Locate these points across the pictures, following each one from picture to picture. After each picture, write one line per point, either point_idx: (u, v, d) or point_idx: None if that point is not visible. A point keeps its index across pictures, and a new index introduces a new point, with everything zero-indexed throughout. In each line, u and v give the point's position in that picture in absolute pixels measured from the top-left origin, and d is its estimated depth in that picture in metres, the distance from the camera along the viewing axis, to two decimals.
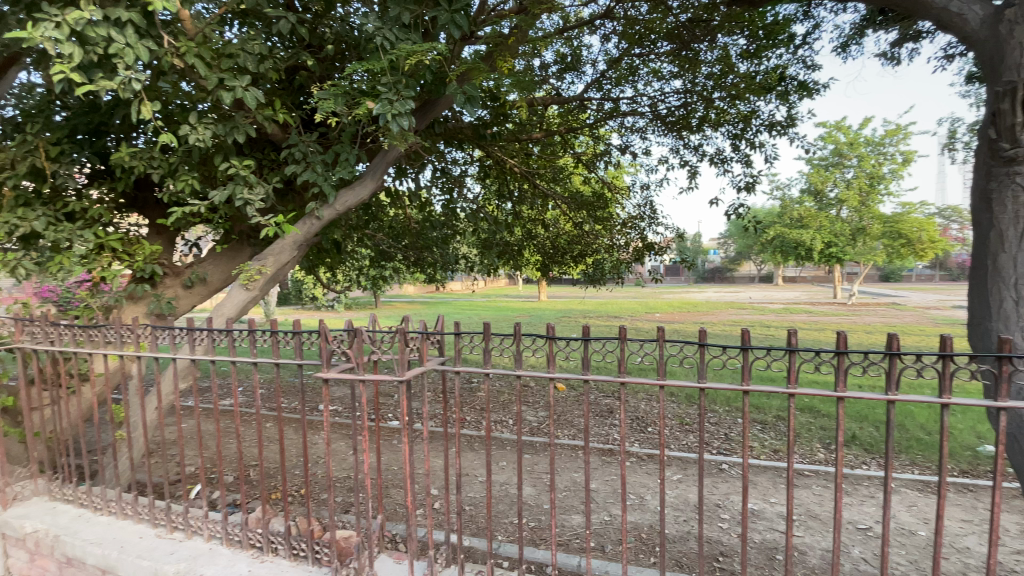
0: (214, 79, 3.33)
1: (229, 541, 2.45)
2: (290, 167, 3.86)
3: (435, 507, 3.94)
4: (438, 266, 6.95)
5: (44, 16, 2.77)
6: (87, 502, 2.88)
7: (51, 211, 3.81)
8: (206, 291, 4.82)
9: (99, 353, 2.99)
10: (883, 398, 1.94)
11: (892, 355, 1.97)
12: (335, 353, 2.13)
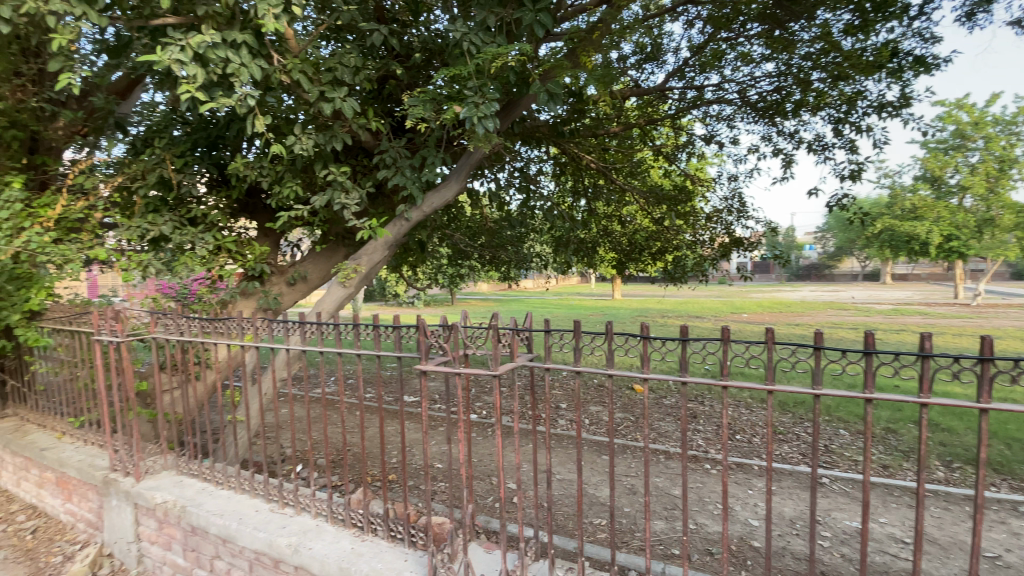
0: (315, 92, 3.60)
1: (334, 519, 2.62)
2: (380, 172, 4.10)
3: (516, 502, 3.99)
4: (513, 264, 7.04)
5: (172, 42, 3.10)
6: (210, 477, 3.08)
7: (176, 217, 4.35)
8: (307, 288, 5.24)
9: (221, 343, 3.30)
10: (975, 406, 1.69)
11: (983, 360, 1.72)
12: (432, 347, 2.23)
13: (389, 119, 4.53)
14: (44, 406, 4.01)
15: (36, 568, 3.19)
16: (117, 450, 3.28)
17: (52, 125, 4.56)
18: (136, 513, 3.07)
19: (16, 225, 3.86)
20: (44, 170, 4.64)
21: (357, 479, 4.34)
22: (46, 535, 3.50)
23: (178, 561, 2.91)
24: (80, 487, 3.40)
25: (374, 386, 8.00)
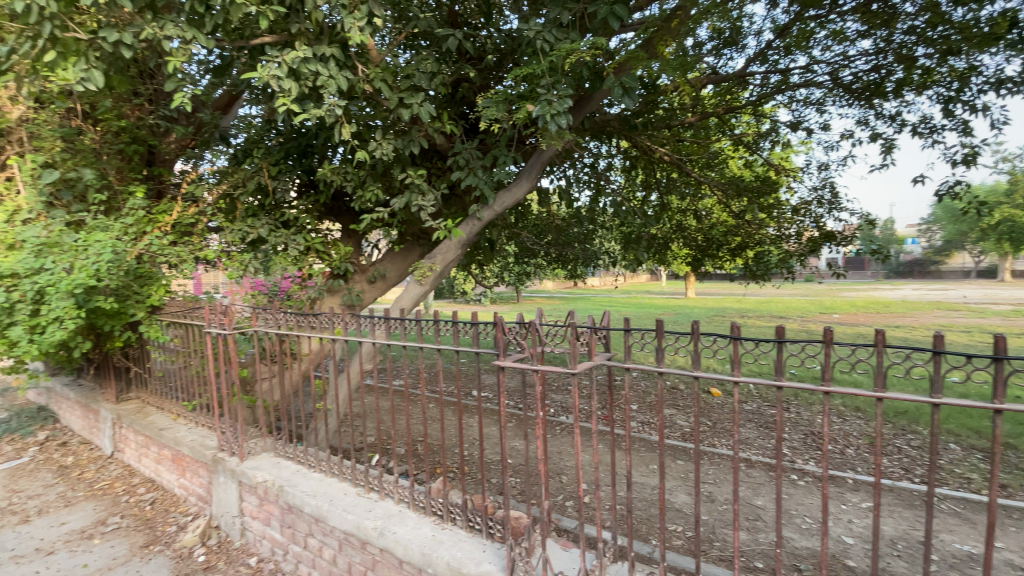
0: (395, 99, 3.78)
1: (415, 507, 2.72)
2: (454, 173, 4.23)
3: (586, 502, 3.97)
4: (580, 262, 6.98)
5: (270, 59, 3.36)
6: (304, 460, 3.30)
7: (272, 221, 4.74)
8: (386, 286, 5.53)
9: (311, 336, 3.53)
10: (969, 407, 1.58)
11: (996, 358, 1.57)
12: (511, 345, 2.24)
13: (462, 121, 4.65)
14: (161, 391, 4.48)
15: (154, 536, 3.52)
16: (224, 432, 3.62)
17: (166, 140, 5.10)
18: (240, 490, 3.34)
19: (140, 229, 4.36)
20: (159, 180, 5.20)
21: (432, 469, 4.52)
22: (162, 506, 3.89)
23: (276, 537, 3.12)
24: (192, 464, 3.77)
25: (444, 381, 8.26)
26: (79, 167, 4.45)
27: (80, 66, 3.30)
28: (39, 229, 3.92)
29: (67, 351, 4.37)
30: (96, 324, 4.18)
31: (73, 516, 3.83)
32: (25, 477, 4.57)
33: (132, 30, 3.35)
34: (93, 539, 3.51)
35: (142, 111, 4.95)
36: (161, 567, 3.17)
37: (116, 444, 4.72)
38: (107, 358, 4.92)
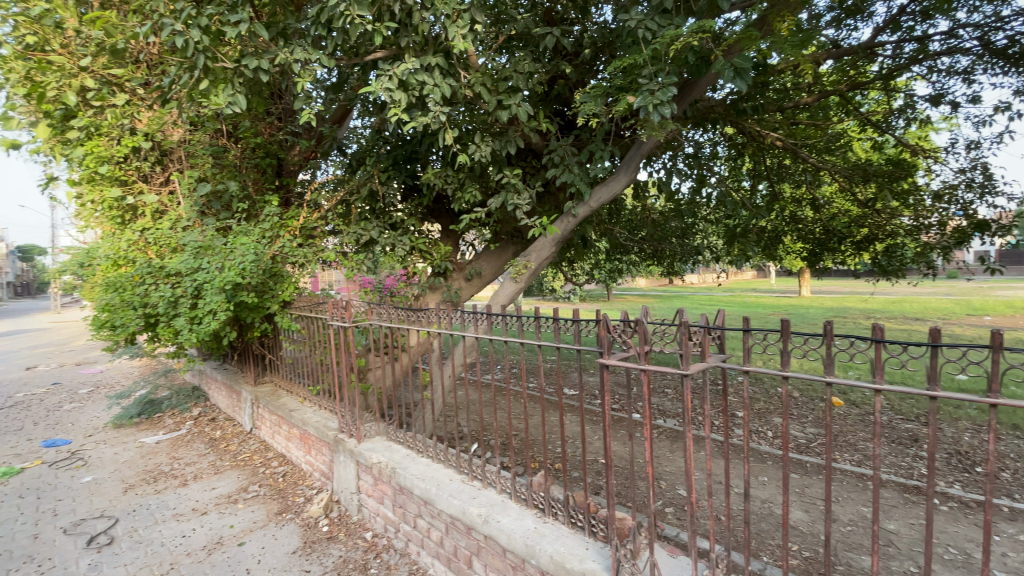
0: (494, 101, 3.88)
1: (517, 498, 2.78)
2: (549, 171, 4.25)
3: (687, 510, 3.81)
4: (677, 258, 6.67)
5: (383, 72, 3.61)
6: (412, 446, 3.51)
7: (382, 223, 5.12)
8: (482, 283, 5.68)
9: (417, 329, 3.72)
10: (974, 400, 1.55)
11: (996, 351, 1.56)
12: (615, 343, 2.20)
13: (557, 118, 4.66)
14: (290, 376, 5.04)
15: (286, 505, 3.96)
16: (343, 415, 3.97)
17: (292, 152, 5.70)
18: (357, 469, 3.64)
19: (273, 233, 4.92)
20: (287, 188, 5.83)
21: (528, 464, 4.60)
22: (291, 480, 4.38)
23: (389, 515, 3.35)
24: (316, 443, 4.20)
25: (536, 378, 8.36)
26: (224, 180, 5.13)
27: (228, 93, 3.80)
28: (196, 234, 4.59)
29: (217, 340, 5.07)
30: (241, 316, 4.79)
31: (221, 483, 4.44)
32: (186, 446, 5.39)
33: (268, 56, 3.78)
34: (238, 503, 4.04)
35: (273, 129, 5.58)
36: (292, 533, 3.55)
37: (254, 422, 5.39)
38: (247, 346, 5.64)
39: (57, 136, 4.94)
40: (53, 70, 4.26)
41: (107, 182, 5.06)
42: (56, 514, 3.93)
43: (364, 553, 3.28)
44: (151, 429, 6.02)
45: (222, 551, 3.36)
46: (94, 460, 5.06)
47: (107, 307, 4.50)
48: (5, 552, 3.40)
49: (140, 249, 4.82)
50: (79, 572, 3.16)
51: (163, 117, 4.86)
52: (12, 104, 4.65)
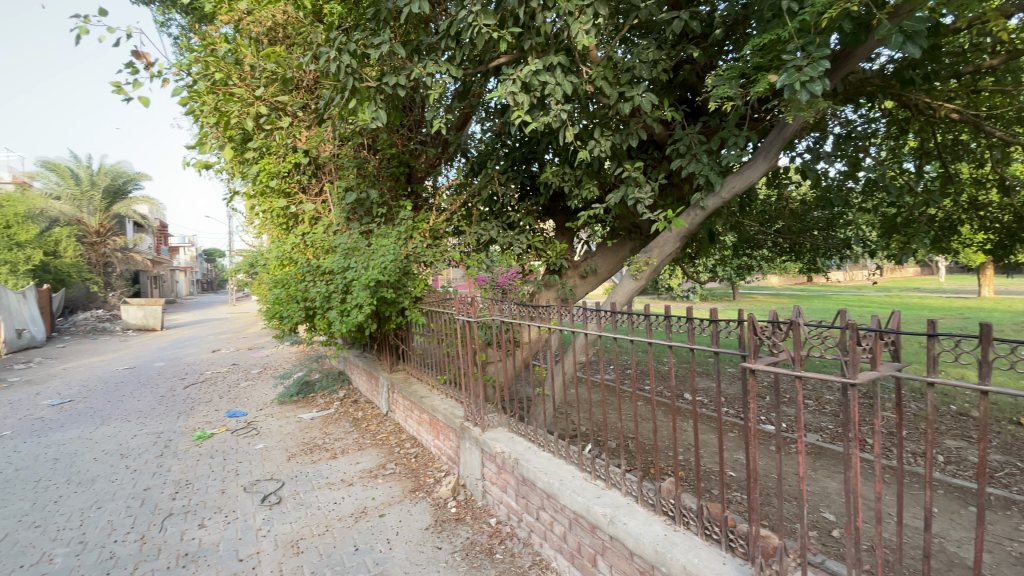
0: (616, 94, 3.79)
1: (644, 501, 2.69)
2: (674, 162, 4.05)
3: (834, 536, 3.40)
4: (819, 253, 6.20)
5: (507, 75, 3.72)
6: (534, 439, 3.57)
7: (500, 223, 5.39)
8: (597, 281, 5.59)
9: (534, 324, 3.75)
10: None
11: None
12: (762, 346, 2.03)
13: (682, 106, 4.42)
14: (420, 365, 5.46)
15: (419, 484, 4.31)
16: (469, 405, 4.19)
17: (420, 160, 6.16)
18: (482, 457, 3.81)
19: (407, 234, 5.36)
20: (416, 193, 6.32)
21: (647, 468, 4.46)
22: (422, 461, 4.75)
23: (512, 504, 3.45)
24: (444, 429, 4.49)
25: (653, 380, 8.08)
26: (365, 188, 5.70)
27: (371, 109, 4.22)
28: (344, 237, 5.17)
29: (360, 331, 5.69)
30: (381, 311, 5.28)
31: (364, 458, 4.97)
32: (335, 423, 6.13)
33: (404, 73, 4.12)
34: (378, 478, 4.48)
35: (405, 139, 6.07)
36: (425, 511, 3.84)
37: (389, 406, 5.96)
38: (384, 337, 6.24)
39: (239, 157, 5.90)
40: (236, 102, 5.08)
41: (275, 194, 5.92)
42: (239, 473, 4.70)
43: (490, 538, 3.43)
44: (307, 407, 6.95)
45: (366, 520, 3.74)
46: (265, 430, 5.97)
47: (276, 301, 5.27)
48: (205, 500, 4.15)
49: (299, 251, 5.56)
50: (257, 523, 3.74)
51: (319, 134, 5.53)
52: (208, 133, 5.65)
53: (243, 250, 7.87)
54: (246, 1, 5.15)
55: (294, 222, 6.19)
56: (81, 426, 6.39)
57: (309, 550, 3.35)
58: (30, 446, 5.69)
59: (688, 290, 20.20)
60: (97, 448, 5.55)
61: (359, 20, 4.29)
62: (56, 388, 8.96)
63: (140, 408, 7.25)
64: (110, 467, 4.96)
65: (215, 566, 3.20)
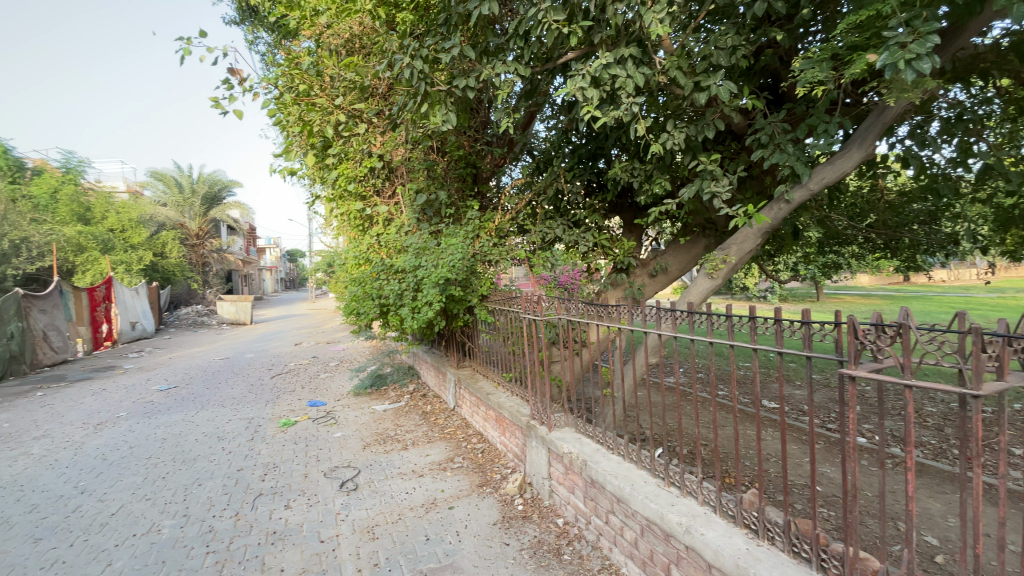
0: (691, 84, 3.63)
1: (723, 512, 2.56)
2: (755, 153, 3.81)
3: (938, 562, 3.07)
4: (919, 249, 5.62)
5: (576, 70, 3.67)
6: (603, 441, 3.49)
7: (566, 221, 5.34)
8: (667, 280, 5.40)
9: (600, 323, 3.65)
10: None
11: None
12: (864, 351, 1.86)
13: (763, 93, 4.15)
14: (486, 362, 5.53)
15: (486, 479, 4.37)
16: (535, 403, 4.17)
17: (486, 160, 6.26)
18: (549, 456, 3.79)
19: (474, 234, 5.45)
20: (482, 193, 6.42)
21: (720, 476, 4.24)
22: (489, 457, 4.82)
23: (580, 505, 3.40)
24: (511, 426, 4.52)
25: (726, 385, 7.69)
26: (434, 189, 5.86)
27: (442, 112, 4.33)
28: (415, 237, 5.35)
29: (429, 328, 5.87)
30: (449, 308, 5.42)
31: (433, 451, 5.13)
32: (405, 416, 6.37)
33: (474, 74, 4.19)
34: (446, 471, 4.60)
35: (472, 140, 6.18)
36: (492, 506, 3.89)
37: (456, 401, 6.10)
38: (451, 334, 6.40)
39: (320, 163, 6.28)
40: (318, 112, 5.41)
41: (352, 198, 6.24)
42: (319, 459, 5.01)
43: (557, 538, 3.41)
44: (379, 399, 7.28)
45: (436, 511, 3.85)
46: (342, 420, 6.32)
47: (353, 299, 5.56)
48: (290, 483, 4.46)
49: (374, 251, 5.83)
50: (336, 508, 3.96)
51: (394, 138, 5.73)
52: (293, 142, 6.07)
53: (322, 250, 8.37)
54: (327, 15, 5.46)
55: (369, 224, 6.50)
56: (185, 410, 7.10)
57: (384, 536, 3.50)
58: (144, 426, 6.40)
59: (764, 291, 19.05)
60: (199, 430, 6.13)
61: (431, 26, 4.42)
62: (164, 375, 10.03)
63: (233, 395, 7.93)
64: (210, 448, 5.46)
65: (299, 545, 3.43)
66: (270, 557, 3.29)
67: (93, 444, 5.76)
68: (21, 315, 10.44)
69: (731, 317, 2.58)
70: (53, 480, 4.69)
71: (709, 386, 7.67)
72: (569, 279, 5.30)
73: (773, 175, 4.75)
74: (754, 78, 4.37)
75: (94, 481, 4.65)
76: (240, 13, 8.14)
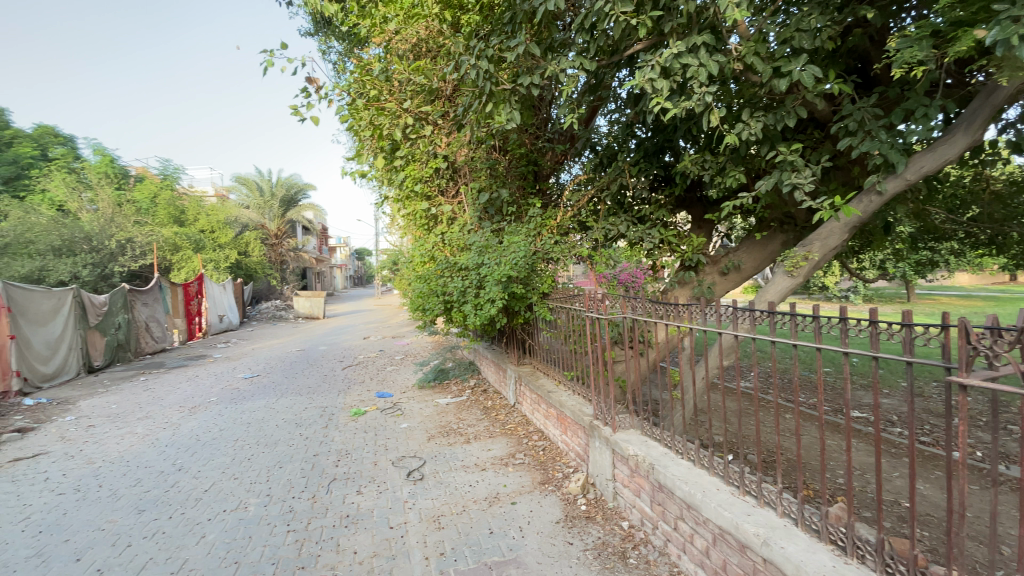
0: (769, 71, 3.42)
1: (805, 526, 2.40)
2: (842, 142, 3.52)
3: None
4: None
5: (645, 61, 3.57)
6: (671, 445, 3.37)
7: (630, 218, 5.22)
8: (739, 278, 5.18)
9: (665, 323, 3.46)
10: None
11: None
12: (977, 358, 1.68)
13: (851, 77, 3.84)
14: (546, 360, 5.51)
15: (548, 477, 4.37)
16: (598, 403, 4.09)
17: (547, 157, 6.23)
18: (613, 458, 3.71)
19: (537, 231, 5.44)
20: (543, 191, 6.40)
21: (796, 488, 3.99)
22: (551, 454, 4.81)
23: (646, 509, 3.32)
24: (573, 425, 4.48)
25: (802, 391, 7.22)
26: (497, 188, 5.92)
27: (507, 110, 4.36)
28: (478, 235, 5.43)
29: (491, 325, 5.94)
30: (511, 305, 5.48)
31: (495, 446, 5.19)
32: (467, 410, 6.51)
33: (539, 71, 4.18)
34: (508, 467, 4.64)
35: (534, 138, 6.18)
36: (555, 504, 3.88)
37: (517, 398, 6.14)
38: (512, 331, 6.44)
39: (388, 165, 6.53)
40: (388, 115, 5.64)
41: (418, 198, 6.44)
42: (388, 448, 5.23)
43: (623, 541, 3.35)
44: (442, 393, 7.49)
45: (499, 505, 3.90)
46: (407, 412, 6.55)
47: (419, 296, 5.74)
48: (361, 470, 4.69)
49: (438, 249, 5.99)
50: (404, 496, 4.11)
51: (459, 139, 5.84)
52: (363, 145, 6.34)
53: (388, 249, 8.71)
54: (395, 22, 5.65)
55: (433, 223, 6.69)
56: (266, 397, 7.65)
57: (449, 527, 3.59)
58: (232, 411, 6.97)
59: (845, 291, 17.68)
60: (278, 417, 6.58)
61: (496, 26, 4.46)
62: (248, 364, 10.86)
63: (308, 385, 8.45)
64: (288, 434, 5.85)
65: (370, 529, 3.59)
66: (344, 539, 3.46)
67: (189, 425, 6.34)
68: (129, 308, 11.67)
69: (815, 318, 2.41)
70: (156, 457, 5.21)
71: (783, 392, 7.22)
72: (630, 277, 4.94)
73: (861, 165, 4.38)
74: (840, 61, 4.05)
75: (190, 459, 5.11)
76: (315, 25, 8.62)
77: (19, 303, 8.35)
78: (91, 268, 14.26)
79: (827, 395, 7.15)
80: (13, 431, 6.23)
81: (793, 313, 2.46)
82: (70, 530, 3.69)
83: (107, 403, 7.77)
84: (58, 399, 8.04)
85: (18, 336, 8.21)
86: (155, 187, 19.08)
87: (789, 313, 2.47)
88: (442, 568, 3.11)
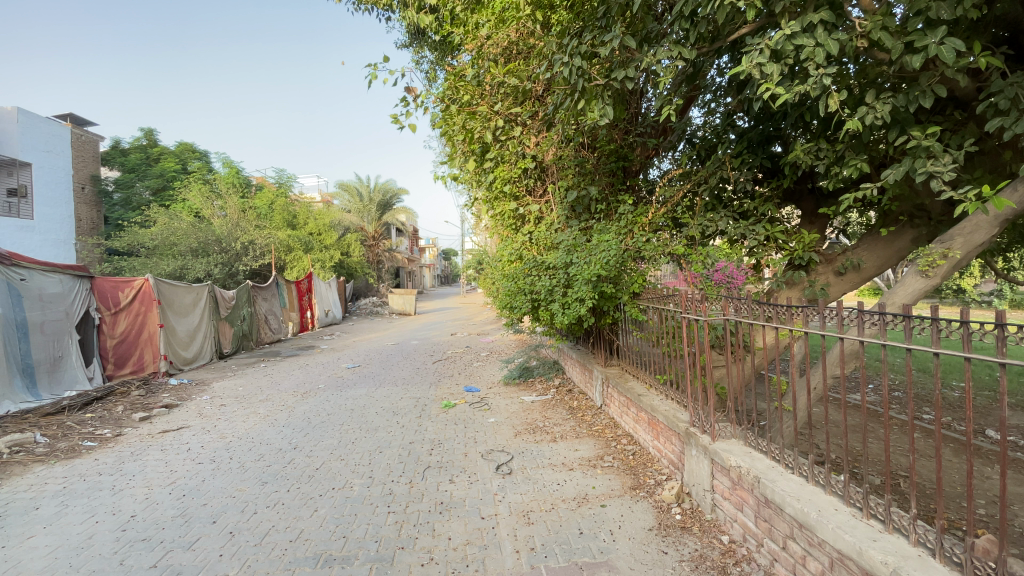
0: (900, 47, 3.02)
1: (944, 559, 2.08)
2: (991, 124, 3.01)
3: None
4: None
5: (754, 43, 3.33)
6: (779, 458, 3.11)
7: (730, 214, 4.92)
8: (859, 278, 4.71)
9: (770, 328, 3.10)
10: None
11: None
12: None
13: (1002, 47, 3.32)
14: (636, 362, 5.37)
15: (639, 482, 4.25)
16: (695, 409, 3.90)
17: (638, 152, 6.03)
18: (711, 467, 3.53)
19: (627, 229, 5.28)
20: (633, 187, 6.21)
21: (925, 515, 3.55)
22: (641, 460, 4.67)
23: (749, 525, 3.11)
24: (666, 431, 4.30)
25: (935, 409, 6.36)
26: (585, 186, 5.87)
27: (599, 106, 4.25)
28: (566, 234, 5.43)
29: (577, 324, 5.90)
30: (601, 306, 5.38)
31: (582, 447, 5.14)
32: (553, 408, 6.55)
33: (633, 65, 4.07)
34: (597, 469, 4.58)
35: (625, 134, 6.03)
36: (647, 511, 3.77)
37: (604, 399, 6.06)
38: (599, 332, 6.33)
39: (478, 167, 6.72)
40: (480, 119, 5.83)
41: (507, 198, 6.57)
42: (477, 441, 5.39)
43: (723, 556, 3.16)
44: (528, 390, 7.60)
45: (588, 507, 3.86)
46: (494, 407, 6.71)
47: (507, 294, 5.87)
48: (452, 460, 4.89)
49: (526, 248, 6.08)
50: (494, 488, 4.22)
51: (548, 138, 5.88)
52: (455, 149, 6.60)
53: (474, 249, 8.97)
54: (486, 28, 5.79)
55: (521, 222, 6.80)
56: (366, 387, 8.23)
57: (539, 523, 3.62)
58: (337, 398, 7.58)
59: (987, 296, 15.40)
60: (377, 405, 7.07)
61: (589, 22, 4.45)
62: (350, 356, 11.77)
63: (402, 377, 8.96)
64: (387, 421, 6.25)
65: (463, 518, 3.72)
66: (438, 525, 3.62)
67: (301, 409, 7.01)
68: (251, 302, 13.09)
69: (954, 324, 2.10)
70: (275, 436, 5.82)
71: (909, 408, 6.44)
72: (726, 276, 4.73)
73: (1014, 148, 3.78)
74: (986, 30, 3.55)
75: (303, 440, 5.63)
76: (410, 37, 9.11)
77: (166, 296, 9.73)
78: (221, 266, 16.26)
79: (967, 414, 6.24)
80: (164, 407, 7.28)
81: (935, 317, 2.09)
82: (207, 496, 4.24)
83: (234, 385, 8.82)
84: (196, 380, 9.28)
85: (166, 325, 9.56)
86: (271, 195, 21.35)
87: (930, 318, 2.12)
88: (533, 562, 3.14)
